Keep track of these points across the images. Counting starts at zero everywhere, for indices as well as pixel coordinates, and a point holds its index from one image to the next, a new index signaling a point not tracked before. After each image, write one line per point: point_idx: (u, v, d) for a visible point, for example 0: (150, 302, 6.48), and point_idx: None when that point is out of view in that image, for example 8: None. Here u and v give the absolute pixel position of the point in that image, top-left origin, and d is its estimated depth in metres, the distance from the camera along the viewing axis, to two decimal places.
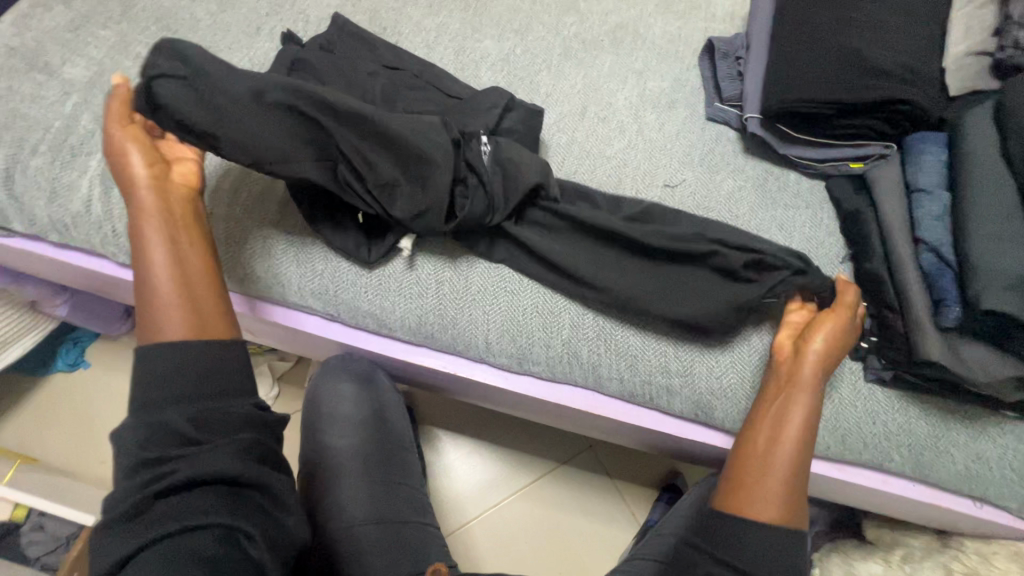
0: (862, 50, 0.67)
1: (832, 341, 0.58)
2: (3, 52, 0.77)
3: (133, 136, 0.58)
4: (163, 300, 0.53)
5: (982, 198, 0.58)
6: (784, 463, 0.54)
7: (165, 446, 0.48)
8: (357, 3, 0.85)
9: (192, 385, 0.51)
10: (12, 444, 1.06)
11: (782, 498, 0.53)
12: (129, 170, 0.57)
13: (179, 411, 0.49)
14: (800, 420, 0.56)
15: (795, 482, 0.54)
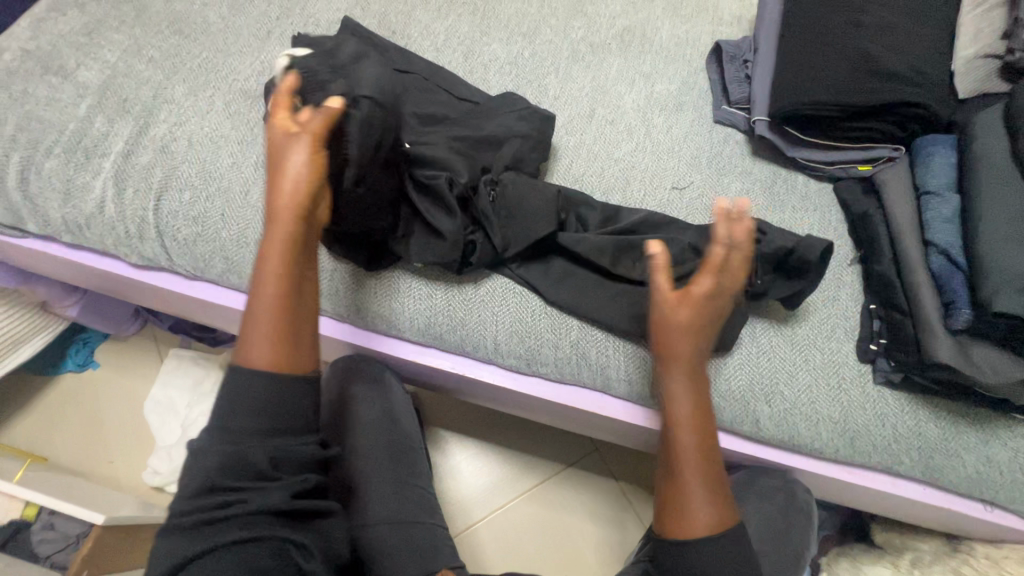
0: (871, 52, 0.67)
1: (683, 322, 0.53)
2: (20, 55, 0.78)
3: (305, 139, 0.53)
4: (266, 326, 0.52)
5: (993, 199, 0.58)
6: (690, 467, 0.52)
7: (238, 476, 0.48)
8: (367, 7, 0.86)
9: (265, 417, 0.50)
10: (21, 444, 1.06)
11: (701, 502, 0.51)
12: (285, 170, 0.53)
13: (259, 443, 0.49)
14: (683, 419, 0.54)
15: (708, 480, 0.52)
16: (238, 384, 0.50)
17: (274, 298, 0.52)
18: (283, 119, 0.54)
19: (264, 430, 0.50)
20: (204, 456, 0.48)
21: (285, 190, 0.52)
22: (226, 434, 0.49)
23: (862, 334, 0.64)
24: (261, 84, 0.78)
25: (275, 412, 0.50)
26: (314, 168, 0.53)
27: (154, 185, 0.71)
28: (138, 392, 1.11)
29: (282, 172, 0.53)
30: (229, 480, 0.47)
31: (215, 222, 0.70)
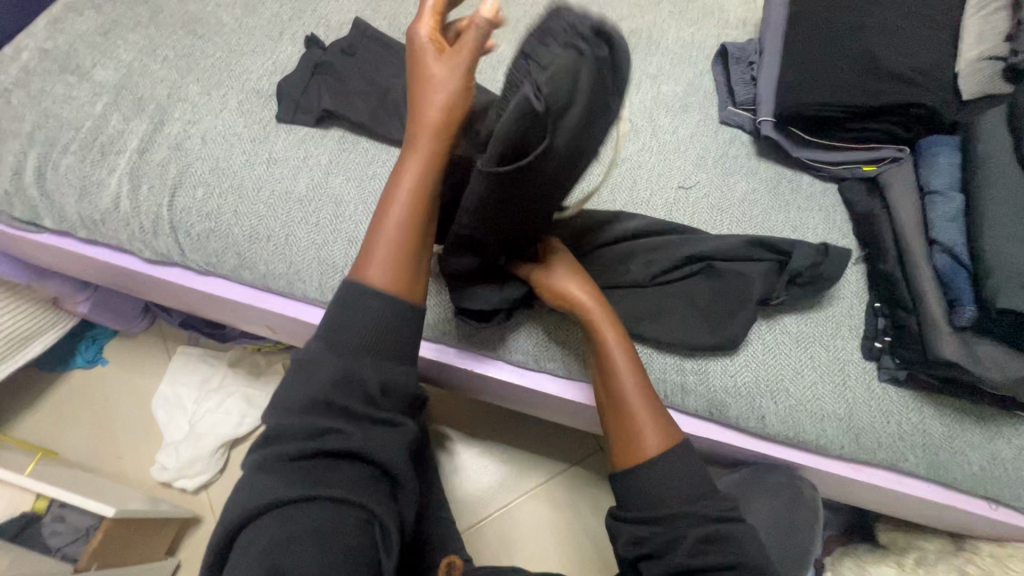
0: (875, 54, 0.68)
1: (564, 276, 0.61)
2: (38, 55, 0.80)
3: (449, 57, 0.54)
4: (390, 240, 0.54)
5: (997, 198, 0.59)
6: (632, 404, 0.57)
7: (349, 396, 0.49)
8: (378, 9, 0.87)
9: (376, 342, 0.51)
10: (31, 439, 1.07)
11: (651, 432, 0.55)
12: (430, 85, 0.54)
13: (371, 368, 0.50)
14: (614, 364, 0.58)
15: (651, 404, 0.57)
16: (357, 307, 0.51)
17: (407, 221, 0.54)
18: (430, 31, 0.55)
19: (374, 352, 0.51)
20: (317, 370, 0.50)
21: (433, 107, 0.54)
22: (340, 352, 0.50)
23: (867, 332, 0.65)
24: (273, 84, 0.80)
25: (381, 339, 0.51)
26: (460, 78, 0.54)
27: (168, 182, 0.72)
28: (146, 389, 1.12)
29: (428, 85, 0.54)
30: (342, 400, 0.49)
31: (228, 218, 0.71)
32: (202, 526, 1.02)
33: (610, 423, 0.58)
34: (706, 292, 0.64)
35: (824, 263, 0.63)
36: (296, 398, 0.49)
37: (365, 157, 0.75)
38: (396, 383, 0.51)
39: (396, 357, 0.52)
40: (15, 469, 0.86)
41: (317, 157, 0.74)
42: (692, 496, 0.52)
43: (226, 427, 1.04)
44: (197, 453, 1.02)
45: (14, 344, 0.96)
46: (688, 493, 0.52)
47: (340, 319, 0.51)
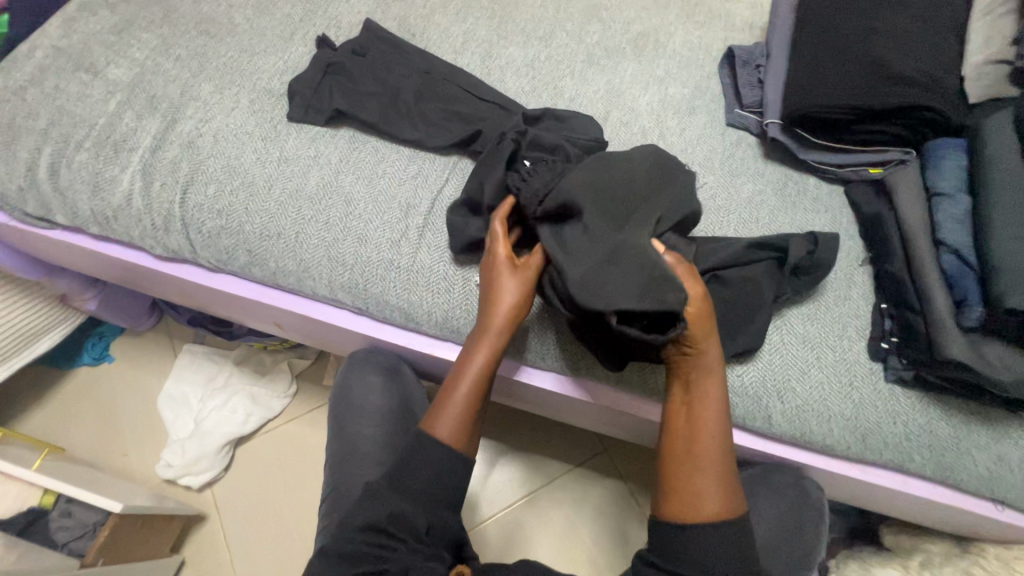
0: (882, 57, 0.69)
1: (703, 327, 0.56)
2: (52, 53, 0.81)
3: (522, 272, 0.61)
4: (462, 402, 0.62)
5: (1004, 200, 0.59)
6: (708, 463, 0.57)
7: (400, 530, 0.58)
8: (387, 10, 0.88)
9: (433, 488, 0.60)
10: (38, 435, 1.08)
11: (711, 494, 0.57)
12: (501, 296, 0.60)
13: (421, 508, 0.59)
14: (710, 419, 0.58)
15: (727, 467, 0.58)
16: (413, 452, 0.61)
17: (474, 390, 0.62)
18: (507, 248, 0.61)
19: (430, 501, 0.60)
20: (379, 501, 0.60)
21: (503, 313, 0.60)
22: (403, 491, 0.60)
23: (873, 333, 0.65)
24: (284, 83, 0.80)
25: (435, 485, 0.60)
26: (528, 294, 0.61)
27: (180, 179, 0.73)
28: (153, 386, 1.13)
29: (503, 292, 0.60)
30: (394, 529, 0.58)
31: (239, 215, 0.71)
32: (207, 525, 1.02)
33: (671, 466, 0.59)
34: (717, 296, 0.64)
35: (821, 257, 0.64)
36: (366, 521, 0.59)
37: (375, 156, 0.75)
38: (441, 524, 0.60)
39: (448, 502, 0.61)
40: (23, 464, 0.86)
41: (327, 156, 0.75)
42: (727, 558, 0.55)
43: (232, 425, 1.05)
44: (202, 450, 1.03)
45: (23, 340, 0.97)
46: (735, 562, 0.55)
47: (410, 461, 0.61)
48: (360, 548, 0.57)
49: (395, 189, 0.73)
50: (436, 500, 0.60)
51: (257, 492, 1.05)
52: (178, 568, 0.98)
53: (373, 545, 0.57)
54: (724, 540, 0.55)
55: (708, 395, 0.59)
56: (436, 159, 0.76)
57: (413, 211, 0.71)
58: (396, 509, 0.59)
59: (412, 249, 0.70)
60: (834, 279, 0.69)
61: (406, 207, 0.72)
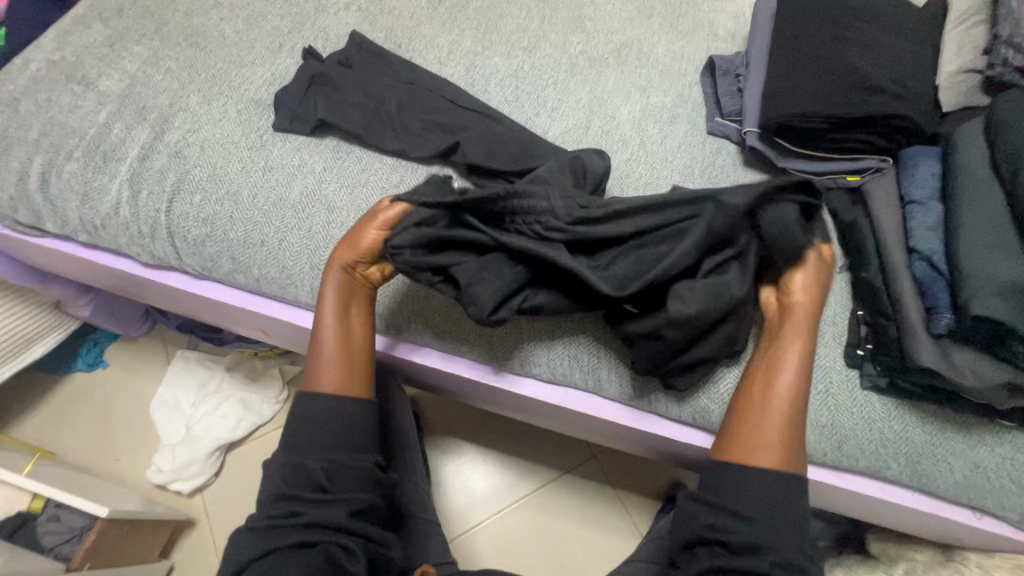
0: (856, 66, 0.70)
1: (807, 296, 0.62)
2: (46, 65, 0.83)
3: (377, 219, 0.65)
4: (325, 351, 0.65)
5: (973, 208, 0.59)
6: (777, 406, 0.59)
7: (302, 485, 0.59)
8: (374, 22, 0.90)
9: (338, 434, 0.61)
10: (31, 439, 1.09)
11: (772, 444, 0.59)
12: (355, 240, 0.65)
13: (315, 456, 0.60)
14: (787, 371, 0.60)
15: (795, 420, 0.59)
16: (339, 423, 0.62)
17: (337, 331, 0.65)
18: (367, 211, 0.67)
19: (331, 446, 0.61)
20: (273, 473, 0.61)
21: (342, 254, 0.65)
22: (296, 448, 0.61)
23: (849, 340, 0.65)
24: (271, 94, 0.82)
25: (344, 430, 0.62)
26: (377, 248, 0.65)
27: (167, 188, 0.74)
28: (145, 392, 1.14)
29: (348, 237, 0.66)
30: (296, 490, 0.58)
31: (224, 224, 0.73)
32: (195, 529, 1.03)
33: (738, 410, 0.61)
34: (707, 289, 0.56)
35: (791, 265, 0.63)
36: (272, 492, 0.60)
37: (358, 165, 0.76)
38: (340, 470, 0.59)
39: (347, 445, 0.61)
40: (13, 468, 0.87)
41: (312, 165, 0.76)
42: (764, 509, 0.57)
43: (221, 430, 1.06)
44: (192, 456, 1.04)
45: (16, 346, 0.98)
46: (764, 508, 0.57)
47: (307, 423, 0.62)
48: (275, 514, 0.58)
49: (378, 197, 0.74)
50: (335, 445, 0.61)
51: (246, 497, 1.05)
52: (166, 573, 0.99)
53: (286, 515, 0.57)
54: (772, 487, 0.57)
55: (790, 349, 0.61)
56: (419, 169, 0.77)
57: None
58: (293, 462, 0.60)
59: None
60: None
61: None
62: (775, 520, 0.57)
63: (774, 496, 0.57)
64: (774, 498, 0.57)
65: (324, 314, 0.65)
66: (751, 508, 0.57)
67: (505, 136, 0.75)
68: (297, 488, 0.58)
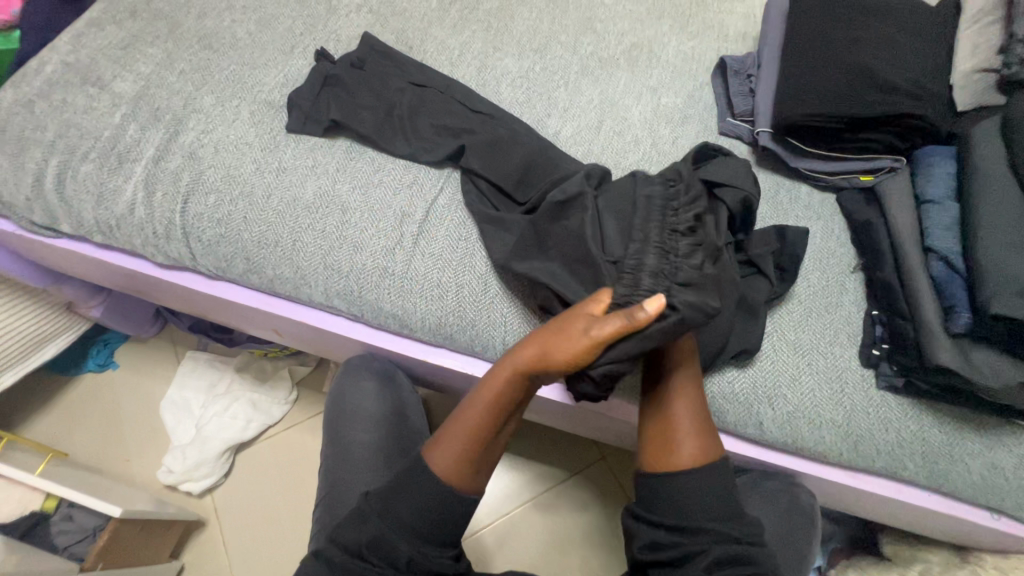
0: (871, 66, 0.70)
1: (572, 328, 0.54)
2: (61, 68, 0.84)
3: (590, 338, 0.52)
4: (458, 434, 0.60)
5: (991, 207, 0.59)
6: (674, 412, 0.62)
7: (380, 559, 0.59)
8: (385, 24, 0.90)
9: (428, 526, 0.59)
10: (43, 440, 1.10)
11: (684, 443, 0.61)
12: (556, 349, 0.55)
13: (394, 536, 0.58)
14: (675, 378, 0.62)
15: (698, 419, 0.62)
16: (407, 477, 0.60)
17: (477, 426, 0.60)
18: (604, 327, 0.52)
19: (421, 535, 0.59)
20: (363, 526, 0.60)
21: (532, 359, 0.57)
22: (386, 513, 0.60)
23: (864, 340, 0.65)
24: (284, 96, 0.82)
25: (437, 518, 0.59)
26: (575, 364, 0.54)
27: (182, 189, 0.75)
28: (156, 392, 1.14)
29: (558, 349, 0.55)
30: (372, 557, 0.58)
31: (238, 224, 0.73)
32: (207, 530, 1.03)
33: (645, 422, 0.64)
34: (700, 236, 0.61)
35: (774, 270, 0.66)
36: (348, 545, 0.60)
37: (371, 165, 0.77)
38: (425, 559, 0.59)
39: (436, 539, 0.60)
40: (27, 468, 0.88)
41: (325, 166, 0.76)
42: (711, 513, 0.59)
43: (232, 431, 1.06)
44: (203, 456, 1.04)
45: (29, 347, 0.98)
46: (718, 512, 0.59)
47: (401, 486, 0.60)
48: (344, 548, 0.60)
49: (391, 198, 0.74)
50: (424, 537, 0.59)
51: (256, 499, 1.05)
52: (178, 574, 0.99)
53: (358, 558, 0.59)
54: (700, 483, 0.59)
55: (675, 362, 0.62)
56: (432, 170, 0.77)
57: (409, 220, 0.73)
58: (379, 537, 0.58)
59: (407, 257, 0.71)
60: (825, 286, 0.69)
61: (401, 215, 0.73)
62: (717, 512, 0.59)
63: (714, 499, 0.59)
64: (713, 499, 0.59)
65: (479, 404, 0.60)
66: (696, 514, 0.59)
67: (518, 136, 0.75)
68: (375, 557, 0.59)
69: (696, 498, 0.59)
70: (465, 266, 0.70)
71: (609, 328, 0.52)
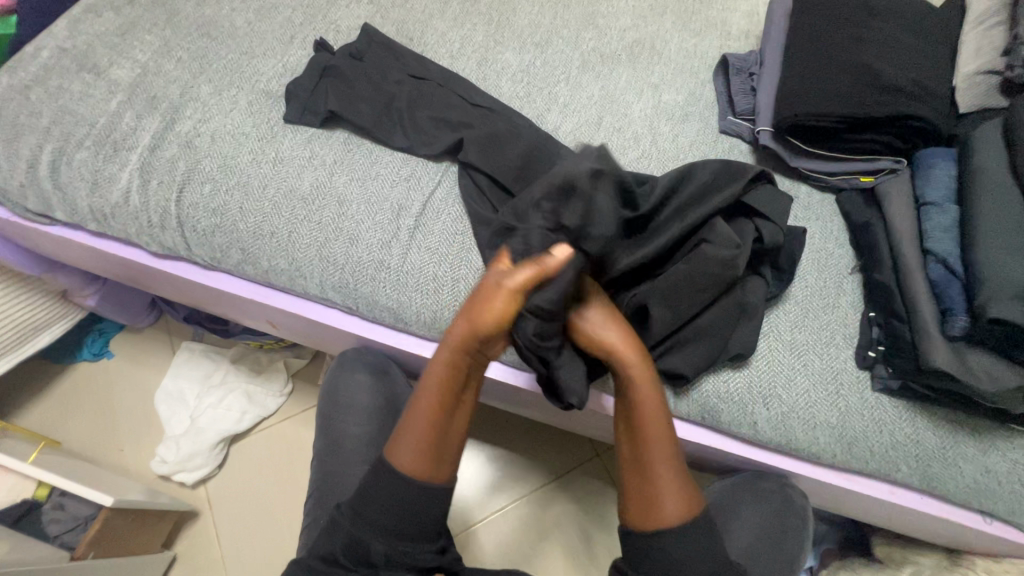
0: (874, 66, 0.69)
1: (490, 291, 0.57)
2: (58, 53, 0.83)
3: (502, 292, 0.57)
4: (417, 427, 0.60)
5: (990, 210, 0.59)
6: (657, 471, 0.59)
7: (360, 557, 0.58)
8: (386, 15, 0.89)
9: (413, 536, 0.59)
10: (37, 428, 1.09)
11: (670, 502, 0.58)
12: (481, 314, 0.57)
13: (377, 531, 0.58)
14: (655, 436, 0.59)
15: (682, 477, 0.59)
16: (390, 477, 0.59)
17: (432, 417, 0.60)
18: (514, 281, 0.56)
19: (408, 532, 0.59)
20: (339, 533, 0.60)
21: (469, 328, 0.58)
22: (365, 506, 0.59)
23: (861, 342, 0.65)
24: (282, 86, 0.82)
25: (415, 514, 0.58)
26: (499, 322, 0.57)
27: (177, 178, 0.74)
28: (150, 382, 1.14)
29: (484, 316, 0.57)
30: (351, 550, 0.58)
31: (234, 214, 0.73)
32: (199, 521, 1.03)
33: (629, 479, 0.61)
34: (707, 258, 0.60)
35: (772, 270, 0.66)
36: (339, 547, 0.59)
37: (368, 158, 0.76)
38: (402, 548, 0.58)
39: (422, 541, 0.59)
40: (19, 456, 0.87)
41: (322, 157, 0.76)
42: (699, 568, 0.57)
43: (226, 422, 1.05)
44: (196, 447, 1.03)
45: (23, 334, 0.98)
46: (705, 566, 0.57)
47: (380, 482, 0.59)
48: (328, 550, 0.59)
49: (388, 191, 0.74)
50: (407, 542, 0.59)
51: (249, 491, 1.05)
52: (169, 564, 0.99)
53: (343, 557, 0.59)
54: (686, 540, 0.57)
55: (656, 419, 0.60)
56: (429, 164, 0.76)
57: (405, 213, 0.72)
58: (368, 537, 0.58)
59: (402, 251, 0.70)
60: (823, 287, 0.69)
61: (397, 208, 0.73)
62: (702, 563, 0.57)
63: (700, 551, 0.57)
64: (700, 550, 0.57)
65: (426, 388, 0.61)
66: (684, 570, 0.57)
67: (517, 131, 0.74)
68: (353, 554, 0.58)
69: (687, 560, 0.57)
70: (462, 261, 0.70)
71: (516, 282, 0.56)
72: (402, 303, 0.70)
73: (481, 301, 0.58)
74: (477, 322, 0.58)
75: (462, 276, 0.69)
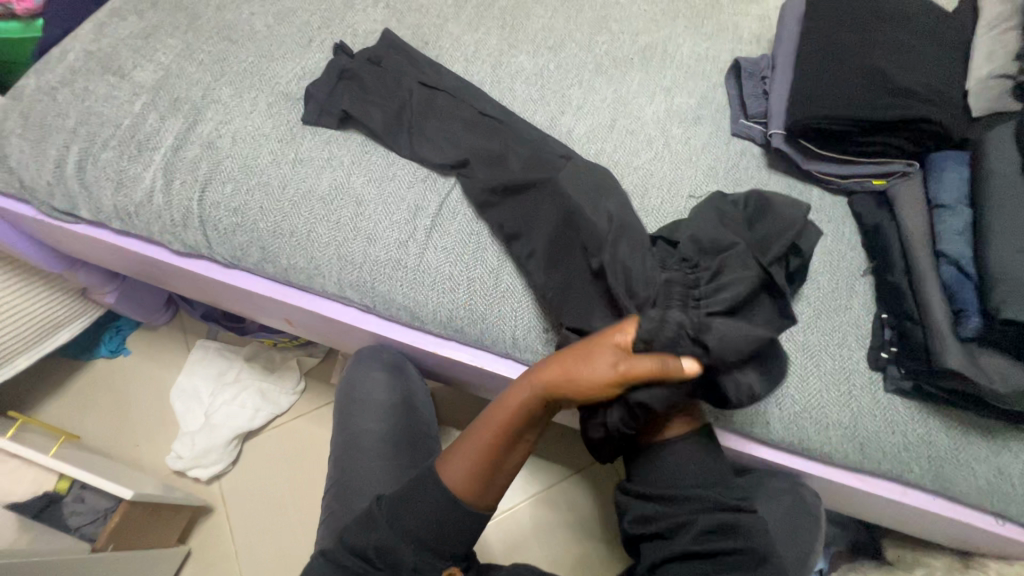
0: (887, 70, 0.70)
1: (600, 357, 0.57)
2: (83, 56, 0.85)
3: (618, 371, 0.56)
4: (474, 452, 0.61)
5: (1003, 213, 0.59)
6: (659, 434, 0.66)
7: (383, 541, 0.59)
8: (402, 19, 0.91)
9: (432, 533, 0.59)
10: (56, 423, 1.11)
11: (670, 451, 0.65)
12: (584, 375, 0.57)
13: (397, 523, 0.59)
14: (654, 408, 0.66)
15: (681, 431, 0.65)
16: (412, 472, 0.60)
17: (489, 444, 0.61)
18: (633, 364, 0.56)
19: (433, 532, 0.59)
20: (359, 526, 0.61)
21: (565, 384, 0.58)
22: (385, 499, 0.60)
23: (873, 342, 0.66)
24: (301, 88, 0.83)
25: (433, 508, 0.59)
26: (600, 391, 0.57)
27: (199, 178, 0.76)
28: (166, 379, 1.16)
29: (586, 378, 0.57)
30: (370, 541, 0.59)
31: (254, 213, 0.74)
32: (213, 516, 1.04)
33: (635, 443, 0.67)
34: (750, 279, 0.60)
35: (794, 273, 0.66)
36: (358, 540, 0.60)
37: (385, 159, 0.78)
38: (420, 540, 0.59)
39: (440, 537, 0.60)
40: (41, 449, 0.89)
41: (340, 158, 0.77)
42: (703, 482, 0.62)
43: (240, 419, 1.07)
44: (211, 444, 1.05)
45: (45, 330, 1.00)
46: (707, 480, 0.62)
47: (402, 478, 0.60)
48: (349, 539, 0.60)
49: (405, 192, 0.75)
50: (428, 540, 0.59)
51: (262, 488, 1.06)
52: (184, 558, 1.01)
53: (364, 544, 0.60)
54: (690, 459, 0.64)
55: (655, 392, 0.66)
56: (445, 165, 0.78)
57: (422, 213, 0.74)
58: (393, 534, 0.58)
59: (419, 251, 0.72)
60: (835, 289, 0.69)
61: (415, 208, 0.74)
62: (704, 476, 0.63)
63: (701, 465, 0.63)
64: (700, 465, 0.63)
65: (494, 419, 0.62)
66: (689, 481, 0.62)
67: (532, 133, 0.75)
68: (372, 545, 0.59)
69: (687, 469, 0.63)
70: (478, 261, 0.71)
71: (634, 364, 0.55)
72: (418, 302, 0.71)
73: (588, 364, 0.57)
74: (577, 383, 0.58)
75: (478, 275, 0.70)
